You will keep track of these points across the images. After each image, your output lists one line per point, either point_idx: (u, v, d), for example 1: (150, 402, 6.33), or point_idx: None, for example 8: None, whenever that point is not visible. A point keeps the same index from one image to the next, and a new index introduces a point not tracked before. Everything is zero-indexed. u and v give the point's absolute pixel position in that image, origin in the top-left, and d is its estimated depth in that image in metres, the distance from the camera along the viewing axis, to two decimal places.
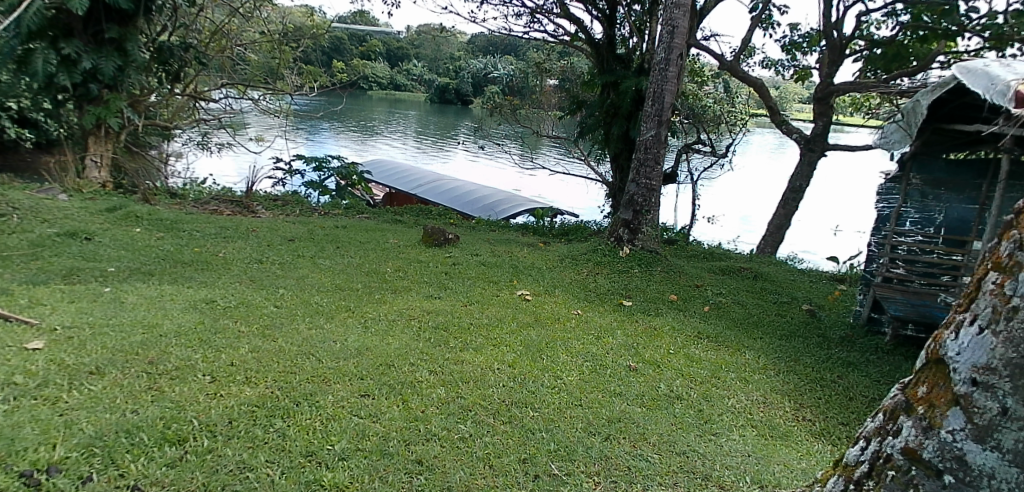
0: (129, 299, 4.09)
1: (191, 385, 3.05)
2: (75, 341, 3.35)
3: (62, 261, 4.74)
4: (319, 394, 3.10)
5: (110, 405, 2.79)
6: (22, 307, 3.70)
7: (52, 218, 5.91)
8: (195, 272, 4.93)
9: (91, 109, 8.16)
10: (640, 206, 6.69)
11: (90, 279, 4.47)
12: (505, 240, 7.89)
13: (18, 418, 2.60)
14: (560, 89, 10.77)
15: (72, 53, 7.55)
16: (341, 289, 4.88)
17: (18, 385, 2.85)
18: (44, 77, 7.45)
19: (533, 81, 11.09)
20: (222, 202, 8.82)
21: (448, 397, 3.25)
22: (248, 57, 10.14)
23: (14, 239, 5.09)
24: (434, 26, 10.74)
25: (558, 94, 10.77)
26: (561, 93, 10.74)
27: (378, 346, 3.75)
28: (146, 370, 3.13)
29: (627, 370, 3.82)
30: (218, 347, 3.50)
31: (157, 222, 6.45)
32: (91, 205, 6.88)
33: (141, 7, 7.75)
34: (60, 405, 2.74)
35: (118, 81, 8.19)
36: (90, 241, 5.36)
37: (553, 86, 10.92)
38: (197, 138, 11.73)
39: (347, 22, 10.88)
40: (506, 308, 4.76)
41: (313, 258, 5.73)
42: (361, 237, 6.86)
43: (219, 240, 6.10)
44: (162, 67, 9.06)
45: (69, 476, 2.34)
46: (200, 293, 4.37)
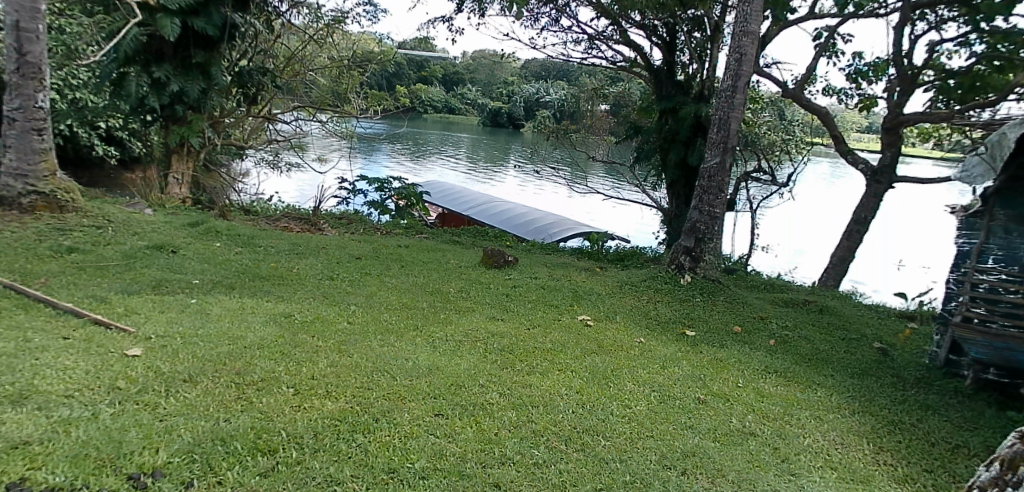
0: (214, 311, 4.26)
1: (275, 397, 3.14)
2: (169, 349, 3.49)
3: (151, 273, 4.96)
4: (396, 412, 3.15)
5: (204, 413, 2.89)
6: (119, 315, 3.89)
7: (141, 230, 6.19)
8: (271, 286, 5.10)
9: (177, 129, 8.59)
10: (702, 234, 6.58)
11: (177, 290, 4.67)
12: (563, 263, 7.89)
13: (124, 421, 2.74)
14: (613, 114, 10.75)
15: (162, 76, 7.97)
16: (406, 307, 4.95)
17: (121, 390, 2.99)
18: (137, 99, 7.93)
19: (585, 106, 11.10)
20: (292, 219, 9.10)
21: (519, 420, 3.24)
22: (318, 81, 10.57)
23: (110, 250, 5.35)
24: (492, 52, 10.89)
25: (610, 120, 10.78)
26: (613, 118, 10.70)
27: (446, 366, 3.78)
28: (234, 380, 3.24)
29: (695, 402, 3.74)
30: (297, 359, 3.60)
31: (234, 237, 6.71)
32: (175, 220, 7.19)
33: (225, 33, 8.16)
34: (158, 411, 2.86)
35: (202, 102, 8.59)
36: (175, 255, 5.59)
37: (606, 111, 10.90)
38: (268, 158, 12.25)
39: (407, 48, 11.22)
40: (568, 333, 4.73)
41: (379, 276, 5.85)
42: (423, 257, 6.97)
43: (291, 256, 6.31)
44: (241, 89, 9.51)
45: (172, 481, 2.46)
46: (278, 308, 4.52)
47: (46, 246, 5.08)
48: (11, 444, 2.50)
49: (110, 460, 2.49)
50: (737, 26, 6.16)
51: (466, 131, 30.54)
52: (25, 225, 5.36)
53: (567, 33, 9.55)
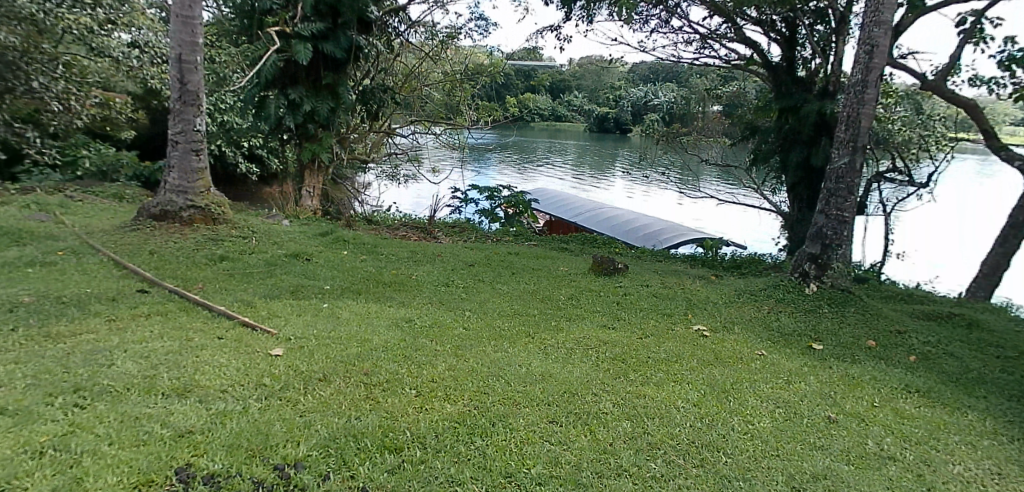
0: (343, 315, 4.53)
1: (399, 398, 3.29)
2: (306, 350, 3.76)
3: (289, 279, 5.35)
4: (512, 417, 3.21)
5: (338, 410, 3.09)
6: (262, 318, 4.24)
7: (279, 239, 6.70)
8: (393, 292, 5.35)
9: (308, 146, 9.22)
10: (829, 239, 6.20)
11: (311, 295, 5.01)
12: (676, 271, 7.70)
13: (269, 415, 2.99)
14: (726, 114, 10.38)
15: (297, 97, 8.61)
16: (519, 314, 5.03)
17: (266, 386, 3.25)
18: (275, 119, 8.60)
19: (698, 108, 10.78)
20: (410, 228, 9.49)
21: (635, 431, 3.21)
22: (433, 95, 10.97)
23: (253, 258, 5.83)
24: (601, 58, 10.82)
25: (723, 120, 10.36)
26: (726, 119, 10.34)
27: (559, 374, 3.81)
28: (363, 380, 3.43)
29: (825, 421, 3.54)
30: (418, 362, 3.76)
31: (359, 246, 7.10)
32: (307, 230, 7.71)
33: (351, 54, 8.68)
34: (298, 407, 3.09)
35: (330, 120, 9.18)
36: (308, 262, 6.00)
37: (719, 112, 10.55)
38: (389, 171, 12.86)
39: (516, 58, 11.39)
40: (684, 344, 4.61)
41: (491, 283, 5.98)
42: (534, 264, 7.05)
43: (410, 263, 6.59)
44: (364, 107, 10.05)
45: (312, 473, 2.65)
46: (400, 312, 4.73)
47: (201, 255, 5.60)
48: (178, 432, 2.79)
49: (258, 451, 2.73)
50: (869, 16, 5.79)
51: (574, 138, 30.51)
52: (184, 236, 5.96)
53: (679, 33, 9.33)
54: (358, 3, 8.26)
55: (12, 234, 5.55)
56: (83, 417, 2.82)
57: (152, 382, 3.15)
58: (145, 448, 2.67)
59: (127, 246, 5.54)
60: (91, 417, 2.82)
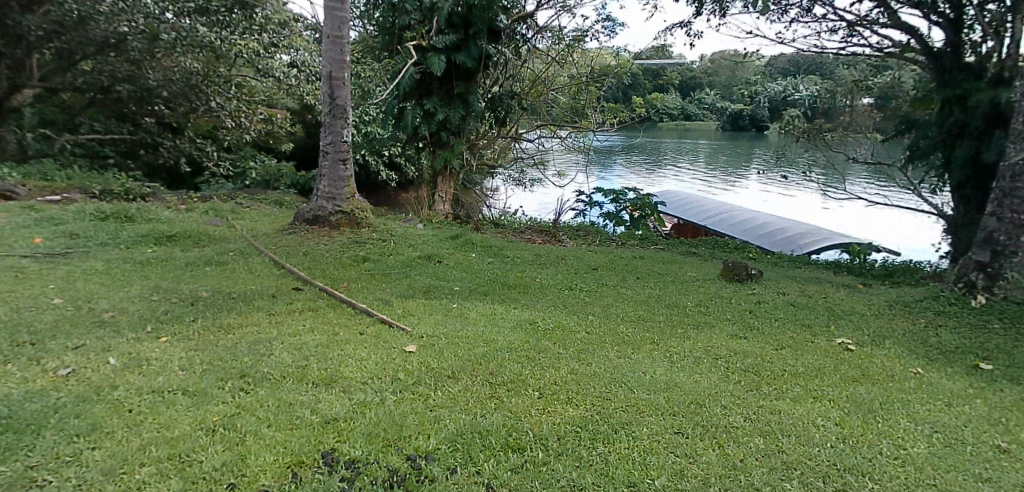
0: (471, 315, 4.69)
1: (523, 398, 3.37)
2: (437, 348, 3.94)
3: (421, 280, 5.62)
4: (635, 425, 3.19)
5: (465, 407, 3.22)
6: (397, 316, 4.49)
7: (413, 242, 7.04)
8: (519, 294, 5.47)
9: (441, 152, 9.63)
10: (1002, 246, 5.59)
11: (442, 295, 5.24)
12: (817, 279, 7.25)
13: (402, 408, 3.17)
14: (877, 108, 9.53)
15: (431, 107, 9.03)
16: (644, 320, 4.96)
17: (401, 381, 3.45)
18: (412, 128, 9.07)
19: (842, 103, 10.04)
20: (535, 231, 9.62)
21: (767, 448, 3.09)
22: (559, 99, 11.06)
23: (390, 259, 6.16)
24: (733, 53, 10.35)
25: (874, 114, 9.53)
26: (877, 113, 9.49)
27: (686, 383, 3.72)
28: (489, 379, 3.55)
29: (992, 451, 3.20)
30: (542, 364, 3.82)
31: (487, 248, 7.32)
32: (439, 233, 8.06)
33: (482, 62, 8.95)
34: (429, 402, 3.25)
35: (461, 127, 9.52)
36: (439, 264, 6.26)
37: (869, 105, 9.71)
38: (515, 176, 13.15)
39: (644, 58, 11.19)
40: (825, 357, 4.34)
41: (616, 288, 5.94)
42: (661, 269, 6.91)
43: (536, 266, 6.69)
44: (493, 113, 10.34)
45: (440, 465, 2.80)
46: (525, 314, 4.83)
47: (346, 256, 6.03)
48: (325, 418, 3.03)
49: (393, 441, 2.91)
50: None
51: (705, 138, 29.46)
52: (332, 239, 6.44)
53: (822, 21, 8.73)
54: (488, 12, 8.49)
55: (194, 236, 6.28)
56: (248, 401, 3.14)
57: (304, 372, 3.45)
58: (296, 431, 2.92)
59: (284, 248, 6.09)
60: (254, 401, 3.14)
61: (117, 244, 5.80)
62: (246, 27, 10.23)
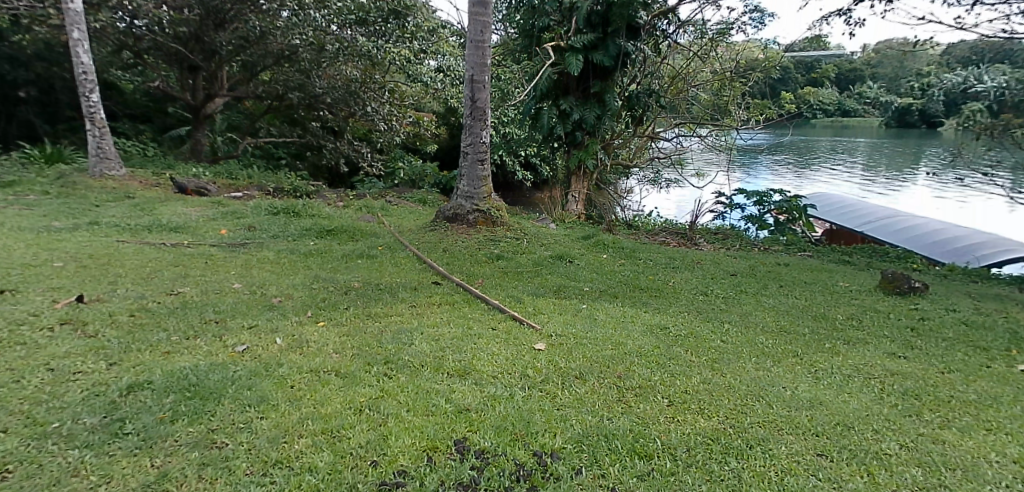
0: (600, 317, 4.69)
1: (652, 405, 3.33)
2: (565, 347, 3.97)
3: (553, 279, 5.68)
4: (772, 442, 3.07)
5: (592, 409, 3.24)
6: (528, 313, 4.59)
7: (546, 241, 7.11)
8: (651, 298, 5.38)
9: (575, 153, 9.67)
10: None
11: (573, 295, 5.27)
12: (994, 295, 6.48)
13: (530, 404, 3.25)
14: None
15: (567, 107, 9.09)
16: (786, 332, 4.69)
17: (530, 377, 3.53)
18: (548, 128, 9.20)
19: None
20: (670, 234, 9.40)
21: (925, 482, 2.86)
22: (700, 96, 10.69)
23: (523, 257, 6.28)
24: (899, 42, 9.40)
25: None
26: None
27: (832, 402, 3.49)
28: (616, 383, 3.53)
29: None
30: (673, 371, 3.74)
31: (619, 250, 7.25)
32: (572, 233, 8.10)
33: (619, 61, 8.84)
34: (557, 400, 3.30)
35: (597, 127, 9.48)
36: (571, 264, 6.29)
37: None
38: (651, 175, 12.93)
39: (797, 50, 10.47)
40: (1002, 385, 3.89)
41: (756, 295, 5.67)
42: (809, 277, 6.49)
43: (671, 270, 6.54)
44: (629, 112, 10.20)
45: (565, 464, 2.85)
46: (656, 319, 4.74)
47: (482, 253, 6.23)
48: (458, 408, 3.17)
49: (520, 436, 3.00)
50: None
51: (864, 136, 27.15)
52: (470, 236, 6.69)
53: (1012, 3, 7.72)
54: (628, 9, 8.39)
55: (348, 230, 6.79)
56: (390, 386, 3.35)
57: (440, 362, 3.63)
58: (432, 418, 3.09)
59: (427, 243, 6.42)
60: (395, 386, 3.35)
61: (284, 237, 6.39)
62: (399, 35, 10.94)
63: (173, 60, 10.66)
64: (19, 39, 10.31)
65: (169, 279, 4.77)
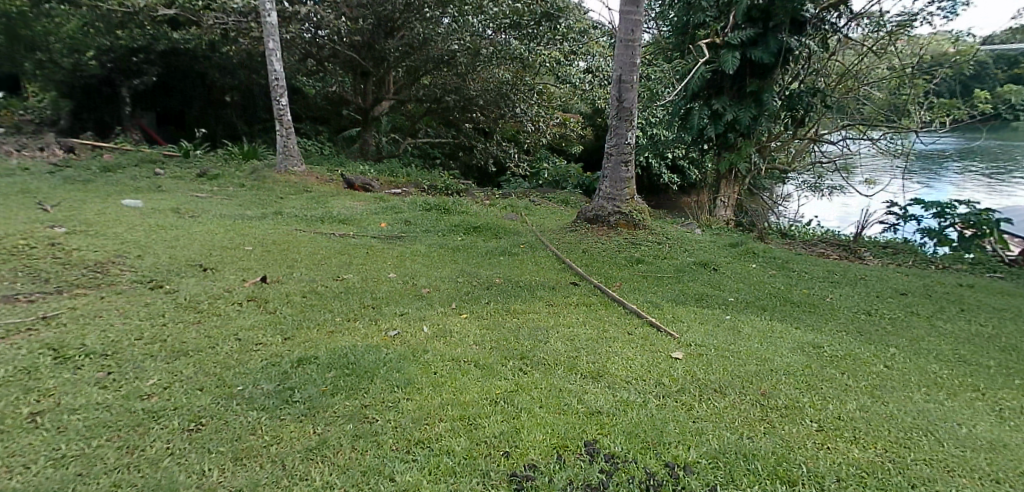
0: (745, 329, 4.49)
1: (797, 428, 3.16)
2: (705, 358, 3.85)
3: (696, 287, 5.51)
4: (940, 485, 2.82)
5: (730, 426, 3.14)
6: (667, 321, 4.50)
7: (690, 247, 6.90)
8: (803, 314, 5.06)
9: (727, 156, 9.28)
10: None
11: (716, 305, 5.08)
12: None
13: (665, 414, 3.20)
14: None
15: (720, 107, 8.74)
16: (963, 361, 4.22)
17: (665, 386, 3.48)
18: (698, 129, 8.94)
19: None
20: (830, 245, 8.76)
21: None
22: (873, 95, 9.83)
23: (665, 262, 6.14)
24: None
25: None
26: None
27: (1016, 447, 3.11)
28: (759, 400, 3.38)
29: None
30: (824, 394, 3.50)
31: (770, 260, 6.87)
32: (719, 240, 7.80)
33: (781, 58, 8.34)
34: (693, 412, 3.23)
35: (750, 129, 8.91)
36: (716, 272, 6.06)
37: None
38: (811, 181, 12.08)
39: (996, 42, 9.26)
40: None
41: (928, 319, 5.15)
42: (995, 302, 5.78)
43: (828, 285, 6.10)
44: (790, 114, 9.39)
45: (700, 479, 2.79)
46: (808, 337, 4.45)
47: (622, 256, 6.18)
48: (590, 410, 3.19)
49: (652, 444, 2.97)
50: None
51: None
52: (611, 238, 6.67)
53: None
54: (793, 3, 7.92)
55: (493, 228, 7.02)
56: (525, 380, 3.44)
57: (575, 362, 3.66)
58: (564, 416, 3.13)
59: (567, 244, 6.49)
60: (530, 381, 3.43)
61: (434, 232, 6.74)
62: (550, 37, 11.05)
63: (344, 64, 11.59)
64: (225, 50, 11.69)
65: (335, 266, 5.21)
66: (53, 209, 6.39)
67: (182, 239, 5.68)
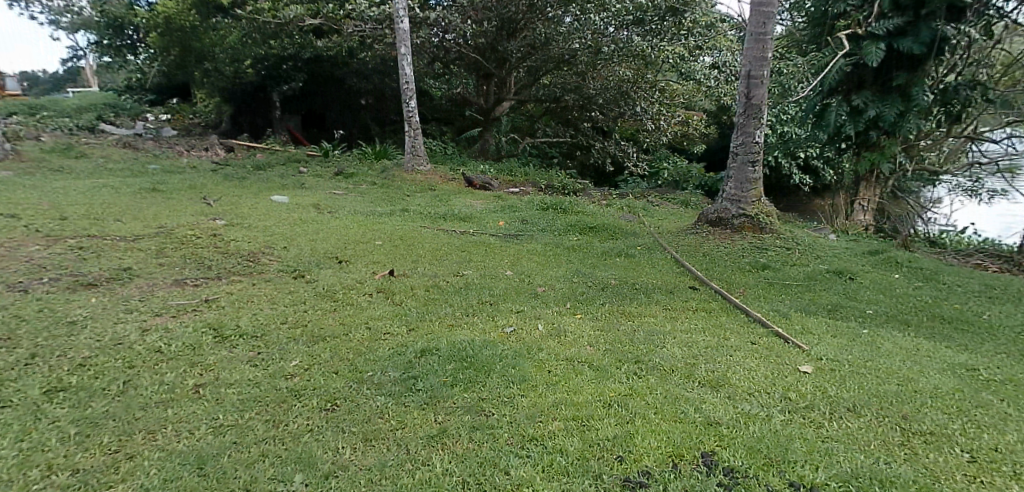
0: (885, 346, 4.15)
1: (943, 457, 2.89)
2: (837, 374, 3.61)
3: (829, 296, 5.17)
4: None
5: (865, 448, 2.93)
6: (796, 332, 4.25)
7: (824, 254, 6.46)
8: (957, 332, 4.60)
9: (868, 155, 8.59)
10: None
11: (851, 317, 4.73)
12: None
13: (790, 430, 3.04)
14: None
15: (861, 103, 8.13)
16: None
17: (791, 400, 3.30)
18: (835, 127, 8.37)
19: None
20: (989, 256, 7.89)
21: None
22: None
23: (794, 269, 5.79)
24: None
25: None
26: None
27: None
28: (899, 423, 3.13)
29: None
30: (978, 422, 3.18)
31: (916, 271, 6.30)
32: (855, 247, 7.26)
33: (934, 48, 7.60)
34: (822, 431, 3.04)
35: (896, 127, 8.16)
36: (852, 282, 5.64)
37: None
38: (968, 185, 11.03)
39: None
40: None
41: None
42: None
43: (986, 300, 5.51)
44: (943, 108, 8.61)
45: None
46: (959, 358, 4.04)
47: (746, 261, 5.91)
48: (707, 420, 3.09)
49: (776, 461, 2.84)
50: None
51: None
52: (734, 242, 6.41)
53: None
54: None
55: (608, 228, 6.95)
56: (639, 385, 3.39)
57: (693, 369, 3.56)
58: (680, 425, 3.06)
59: (686, 246, 6.30)
60: (645, 386, 3.38)
61: (551, 231, 6.78)
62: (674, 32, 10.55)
63: (469, 67, 11.92)
64: (362, 56, 12.38)
65: (456, 262, 5.38)
66: (214, 204, 7.06)
67: (321, 233, 6.09)
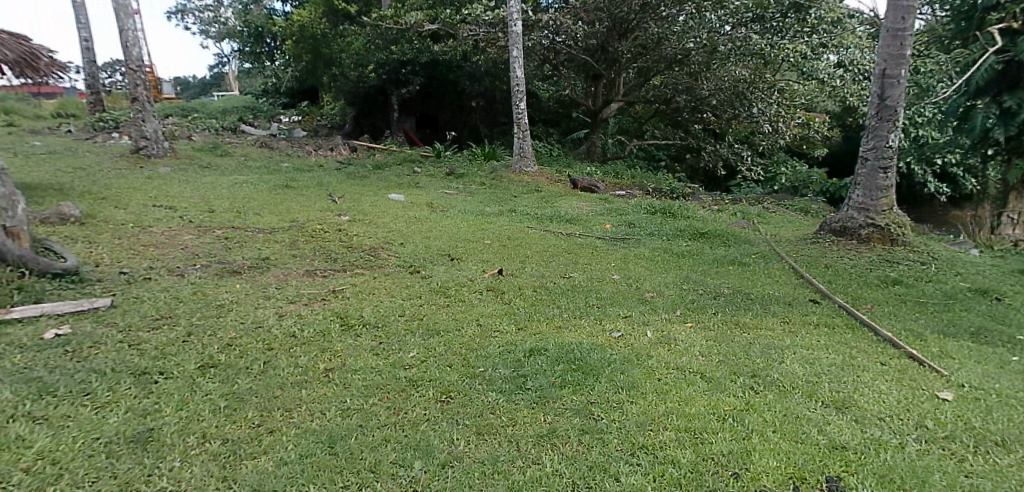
0: None
1: None
2: (983, 404, 3.27)
3: (971, 318, 4.66)
4: None
5: (1017, 486, 2.67)
6: (933, 355, 3.88)
7: (967, 271, 5.83)
8: None
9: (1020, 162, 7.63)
10: None
11: (998, 343, 4.25)
12: None
13: (928, 461, 2.80)
14: None
15: (1013, 104, 7.11)
16: None
17: (929, 429, 3.03)
18: (981, 131, 7.47)
19: None
20: None
21: None
22: None
23: (931, 287, 5.27)
24: None
25: None
26: None
27: None
28: None
29: None
30: None
31: None
32: (1006, 263, 6.52)
33: None
34: (966, 465, 2.78)
35: None
36: (1001, 303, 5.06)
37: None
38: None
39: None
40: None
41: None
42: None
43: None
44: None
45: None
46: None
47: (875, 275, 5.48)
48: (832, 443, 2.91)
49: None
50: None
51: None
52: (860, 254, 5.96)
53: None
54: None
55: (722, 235, 6.69)
56: (756, 400, 3.24)
57: (815, 388, 3.36)
58: (802, 445, 2.89)
59: (807, 256, 5.94)
60: (763, 402, 3.23)
61: (661, 236, 6.63)
62: (797, 30, 9.96)
63: (583, 68, 11.89)
64: (475, 59, 12.68)
65: (563, 264, 5.38)
66: (339, 200, 7.49)
67: (435, 230, 6.30)
